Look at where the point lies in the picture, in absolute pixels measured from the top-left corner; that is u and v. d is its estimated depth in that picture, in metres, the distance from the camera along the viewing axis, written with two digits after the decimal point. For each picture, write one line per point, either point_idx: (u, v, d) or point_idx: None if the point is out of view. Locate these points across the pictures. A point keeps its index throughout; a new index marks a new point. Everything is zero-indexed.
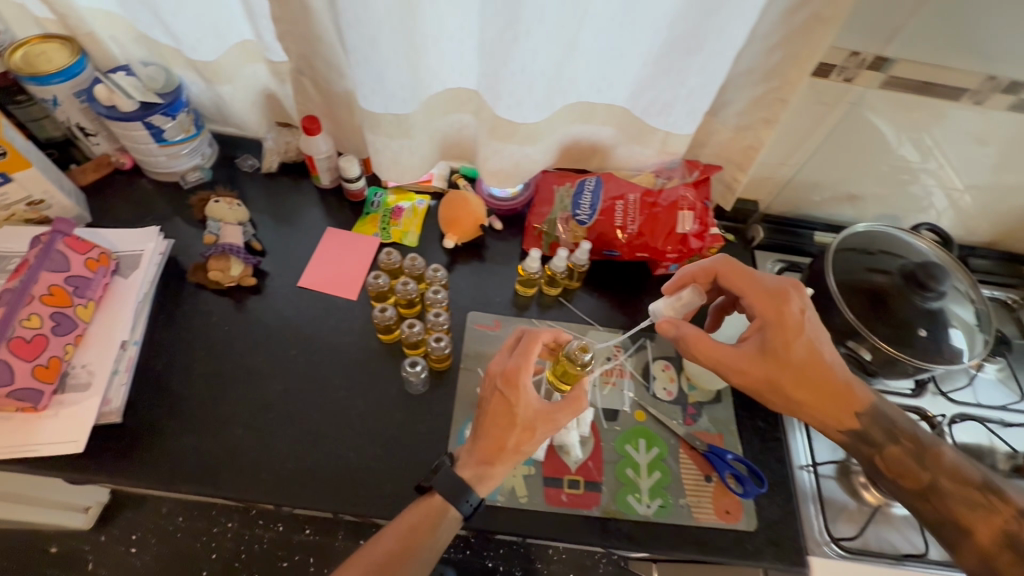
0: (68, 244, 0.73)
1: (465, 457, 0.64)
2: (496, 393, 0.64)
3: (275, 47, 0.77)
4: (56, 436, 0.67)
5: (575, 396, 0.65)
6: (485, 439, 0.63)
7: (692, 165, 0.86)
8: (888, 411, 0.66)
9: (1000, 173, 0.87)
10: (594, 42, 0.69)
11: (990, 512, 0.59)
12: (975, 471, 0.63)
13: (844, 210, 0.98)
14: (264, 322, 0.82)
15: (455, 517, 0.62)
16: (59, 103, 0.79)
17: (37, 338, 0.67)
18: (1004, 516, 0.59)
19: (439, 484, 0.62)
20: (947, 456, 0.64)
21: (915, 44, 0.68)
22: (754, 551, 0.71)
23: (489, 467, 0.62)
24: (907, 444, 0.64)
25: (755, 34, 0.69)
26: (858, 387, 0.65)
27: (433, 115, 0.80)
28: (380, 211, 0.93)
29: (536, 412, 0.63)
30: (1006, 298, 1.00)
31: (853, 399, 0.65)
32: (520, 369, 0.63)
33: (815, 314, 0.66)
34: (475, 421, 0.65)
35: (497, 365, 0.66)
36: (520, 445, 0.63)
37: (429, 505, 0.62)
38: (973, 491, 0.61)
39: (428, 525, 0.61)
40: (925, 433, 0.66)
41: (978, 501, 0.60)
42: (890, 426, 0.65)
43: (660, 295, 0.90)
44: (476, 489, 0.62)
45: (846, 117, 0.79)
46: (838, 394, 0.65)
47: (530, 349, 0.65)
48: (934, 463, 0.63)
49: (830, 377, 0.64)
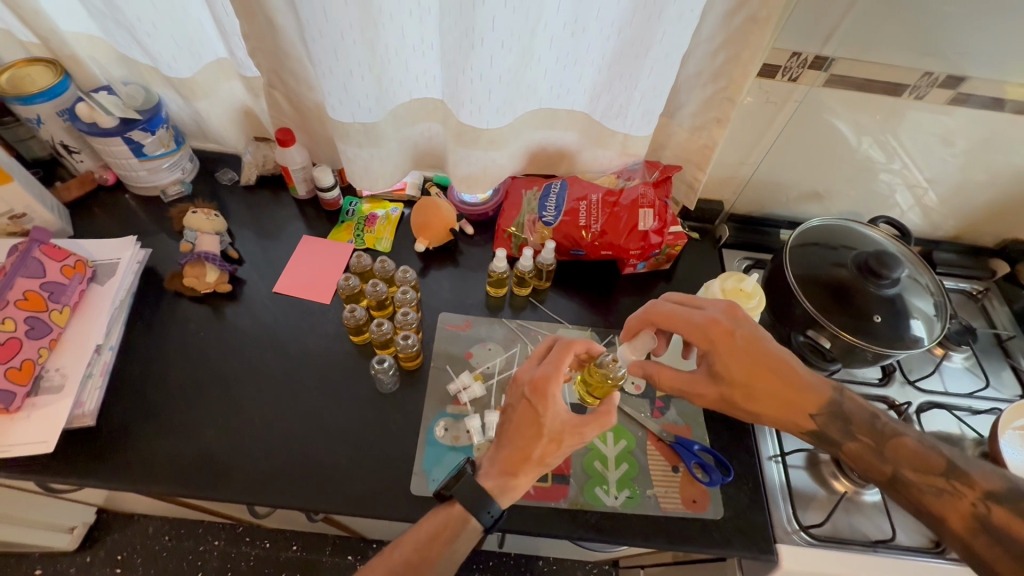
0: (44, 252, 0.76)
1: (488, 466, 0.65)
2: (525, 401, 0.65)
3: (248, 64, 0.82)
4: (27, 438, 0.68)
5: (605, 410, 0.64)
6: (510, 448, 0.64)
7: (652, 166, 0.89)
8: (845, 408, 0.63)
9: (954, 167, 0.89)
10: (548, 51, 0.73)
11: (954, 497, 0.56)
12: (936, 454, 0.59)
13: (808, 208, 1.01)
14: (239, 327, 0.84)
15: (475, 528, 0.63)
16: (42, 121, 0.82)
17: (10, 341, 0.70)
18: (968, 500, 0.55)
19: (459, 494, 0.63)
20: (906, 444, 0.60)
21: (850, 43, 0.72)
22: (722, 540, 0.71)
23: (512, 478, 0.63)
24: (865, 440, 0.62)
25: (700, 37, 0.73)
26: (812, 389, 0.64)
27: (401, 124, 0.84)
28: (354, 219, 0.96)
29: (563, 424, 0.63)
30: (971, 289, 1.02)
31: (806, 399, 0.64)
32: (550, 379, 0.63)
33: (755, 330, 0.66)
34: (503, 429, 0.66)
35: (525, 374, 0.67)
36: (545, 457, 0.63)
37: (452, 512, 0.63)
38: (935, 477, 0.57)
39: (448, 535, 0.62)
40: (879, 425, 0.62)
41: (941, 486, 0.57)
42: (846, 426, 0.62)
43: (628, 292, 0.93)
44: (498, 500, 0.63)
45: (795, 115, 0.83)
46: (793, 398, 0.64)
47: (562, 360, 0.65)
48: (893, 455, 0.60)
49: (780, 386, 0.64)
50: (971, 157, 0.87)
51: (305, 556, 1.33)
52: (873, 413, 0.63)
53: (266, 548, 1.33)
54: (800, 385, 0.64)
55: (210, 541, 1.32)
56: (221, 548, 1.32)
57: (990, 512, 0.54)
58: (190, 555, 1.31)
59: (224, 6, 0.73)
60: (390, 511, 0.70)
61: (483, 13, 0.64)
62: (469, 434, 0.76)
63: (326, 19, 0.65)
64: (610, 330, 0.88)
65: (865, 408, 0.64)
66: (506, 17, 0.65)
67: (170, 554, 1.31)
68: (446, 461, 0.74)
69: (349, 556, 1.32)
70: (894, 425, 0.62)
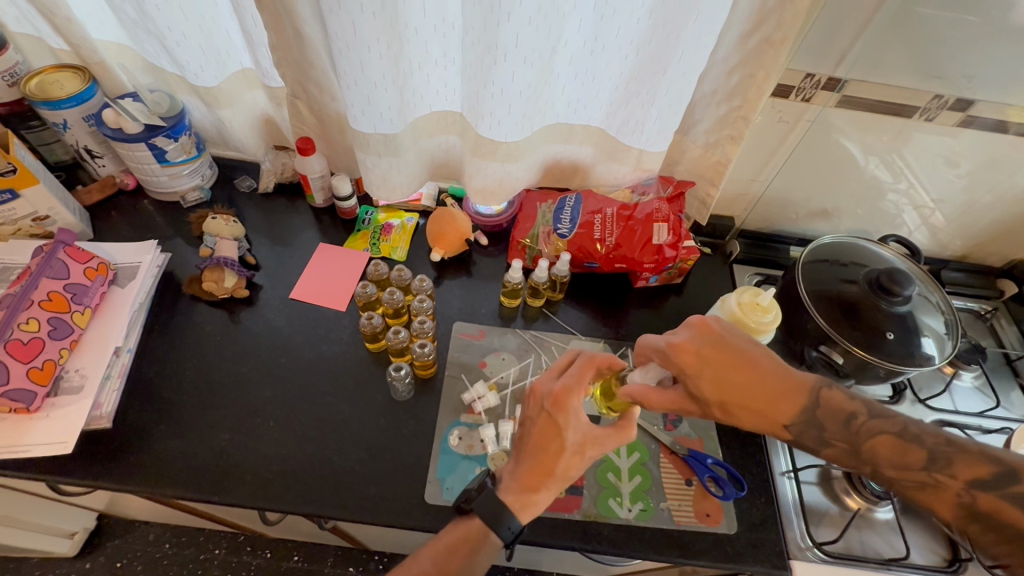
0: (69, 253, 0.77)
1: (508, 481, 0.64)
2: (544, 414, 0.65)
3: (272, 74, 0.84)
4: (46, 438, 0.69)
5: (624, 424, 0.65)
6: (530, 463, 0.64)
7: (666, 181, 0.91)
8: (819, 414, 0.58)
9: (965, 188, 0.90)
10: (567, 67, 0.74)
11: (939, 489, 0.52)
12: (917, 445, 0.54)
13: (818, 225, 1.02)
14: (255, 332, 0.84)
15: (495, 544, 0.62)
16: (68, 126, 0.83)
17: (34, 341, 0.70)
18: (952, 491, 0.52)
19: (478, 509, 0.63)
20: (884, 440, 0.56)
21: (862, 67, 0.73)
22: (735, 554, 0.71)
23: (534, 494, 0.63)
24: (841, 445, 0.58)
25: (716, 57, 0.75)
26: (787, 398, 0.59)
27: (419, 135, 0.86)
28: (370, 228, 0.97)
29: (585, 437, 0.63)
30: (978, 308, 1.03)
31: (778, 412, 0.59)
32: (571, 392, 0.63)
33: (736, 345, 0.61)
34: (522, 443, 0.66)
35: (544, 386, 0.66)
36: (569, 470, 0.64)
37: (469, 527, 0.63)
38: (916, 471, 0.53)
39: (469, 549, 0.62)
40: (853, 426, 0.57)
41: (923, 480, 0.53)
42: (821, 433, 0.58)
43: (640, 305, 0.94)
44: (518, 516, 0.63)
45: (807, 135, 0.84)
46: (766, 410, 0.60)
47: (584, 374, 0.65)
48: (871, 455, 0.56)
49: (754, 400, 0.60)
50: (977, 178, 0.88)
51: (305, 566, 1.31)
52: (850, 412, 0.58)
53: (267, 558, 1.31)
54: (773, 395, 0.60)
55: (211, 549, 1.31)
56: (221, 557, 1.30)
57: (978, 500, 0.51)
58: (190, 563, 1.30)
59: (254, 19, 0.75)
60: (405, 519, 0.70)
61: (507, 30, 0.66)
62: (483, 443, 0.76)
63: (354, 32, 0.66)
64: (623, 342, 0.89)
65: (841, 407, 0.58)
66: (530, 33, 0.67)
67: (170, 561, 1.29)
68: (460, 470, 0.74)
69: (350, 568, 1.31)
70: (870, 423, 0.57)
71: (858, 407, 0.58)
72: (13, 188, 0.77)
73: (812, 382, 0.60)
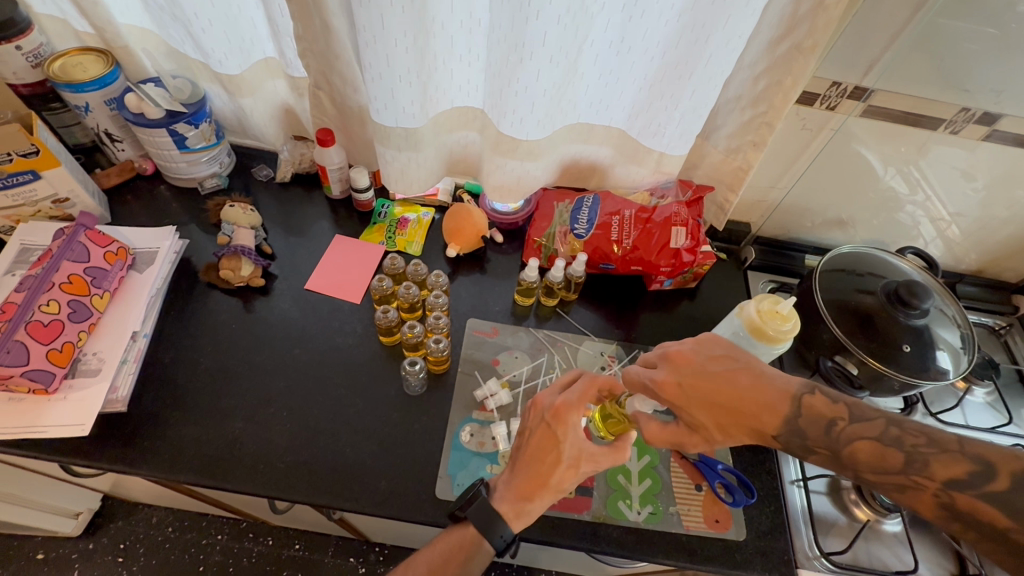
0: (89, 237, 0.78)
1: (503, 490, 0.64)
2: (543, 425, 0.65)
3: (296, 64, 0.84)
4: (63, 419, 0.70)
5: (619, 444, 0.65)
6: (527, 473, 0.64)
7: (685, 185, 0.90)
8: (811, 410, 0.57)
9: (986, 202, 0.90)
10: (592, 67, 0.74)
11: (918, 491, 0.48)
12: (897, 449, 0.50)
13: (834, 235, 1.01)
14: (268, 322, 0.85)
15: (487, 552, 0.62)
16: (90, 109, 0.84)
17: (54, 323, 0.71)
18: (930, 492, 0.47)
19: (473, 516, 0.63)
20: (864, 445, 0.52)
21: (891, 77, 0.73)
22: (742, 560, 0.71)
23: (528, 503, 0.63)
24: (824, 452, 0.54)
25: (742, 63, 0.75)
26: (771, 410, 0.56)
27: (439, 131, 0.85)
28: (387, 221, 0.97)
29: (581, 452, 0.64)
30: (993, 324, 1.02)
31: (762, 420, 0.57)
32: (570, 407, 0.64)
33: (712, 367, 0.60)
34: (518, 456, 0.66)
35: (545, 399, 0.67)
36: (562, 483, 0.63)
37: (465, 534, 0.64)
38: (895, 474, 0.49)
39: (459, 558, 0.62)
40: (835, 431, 0.54)
41: (902, 482, 0.49)
42: (804, 440, 0.55)
43: (654, 309, 0.94)
44: (511, 524, 0.63)
45: (830, 143, 0.84)
46: (751, 422, 0.57)
47: (586, 393, 0.66)
48: (852, 459, 0.52)
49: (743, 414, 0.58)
50: (994, 193, 0.87)
51: (306, 555, 1.31)
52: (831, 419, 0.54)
53: (268, 545, 1.32)
54: (756, 411, 0.57)
55: (213, 535, 1.32)
56: (222, 543, 1.31)
57: (956, 500, 0.46)
58: (192, 548, 1.30)
59: (280, 8, 0.75)
60: (415, 514, 0.70)
61: (535, 27, 0.65)
62: (494, 441, 0.77)
63: (382, 25, 0.66)
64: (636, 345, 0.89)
65: (824, 413, 0.55)
66: (558, 32, 0.66)
67: (172, 545, 1.30)
68: (471, 466, 0.74)
69: (350, 558, 1.31)
70: (853, 429, 0.53)
71: (839, 412, 0.54)
72: (34, 169, 0.77)
73: (795, 390, 0.57)
